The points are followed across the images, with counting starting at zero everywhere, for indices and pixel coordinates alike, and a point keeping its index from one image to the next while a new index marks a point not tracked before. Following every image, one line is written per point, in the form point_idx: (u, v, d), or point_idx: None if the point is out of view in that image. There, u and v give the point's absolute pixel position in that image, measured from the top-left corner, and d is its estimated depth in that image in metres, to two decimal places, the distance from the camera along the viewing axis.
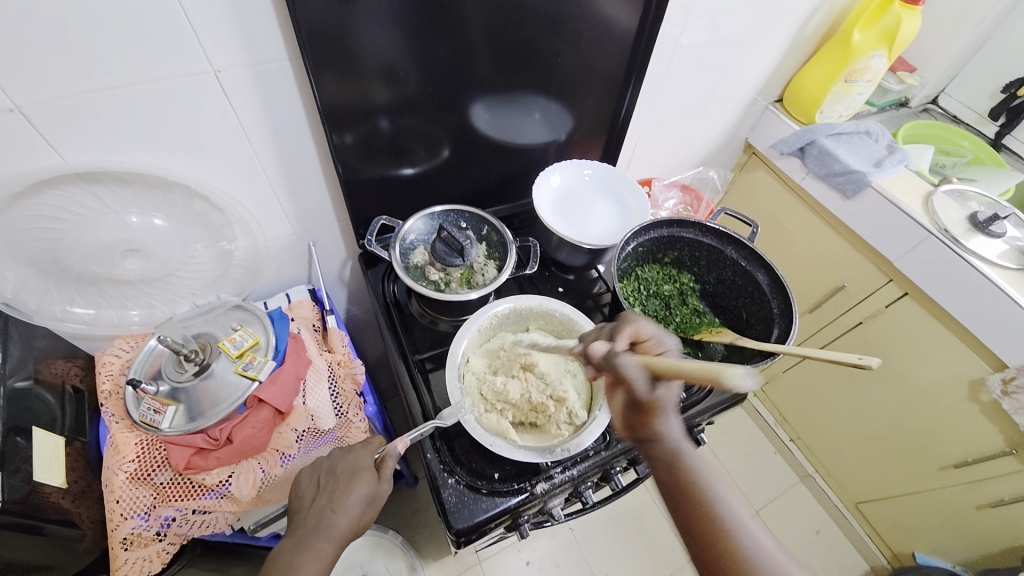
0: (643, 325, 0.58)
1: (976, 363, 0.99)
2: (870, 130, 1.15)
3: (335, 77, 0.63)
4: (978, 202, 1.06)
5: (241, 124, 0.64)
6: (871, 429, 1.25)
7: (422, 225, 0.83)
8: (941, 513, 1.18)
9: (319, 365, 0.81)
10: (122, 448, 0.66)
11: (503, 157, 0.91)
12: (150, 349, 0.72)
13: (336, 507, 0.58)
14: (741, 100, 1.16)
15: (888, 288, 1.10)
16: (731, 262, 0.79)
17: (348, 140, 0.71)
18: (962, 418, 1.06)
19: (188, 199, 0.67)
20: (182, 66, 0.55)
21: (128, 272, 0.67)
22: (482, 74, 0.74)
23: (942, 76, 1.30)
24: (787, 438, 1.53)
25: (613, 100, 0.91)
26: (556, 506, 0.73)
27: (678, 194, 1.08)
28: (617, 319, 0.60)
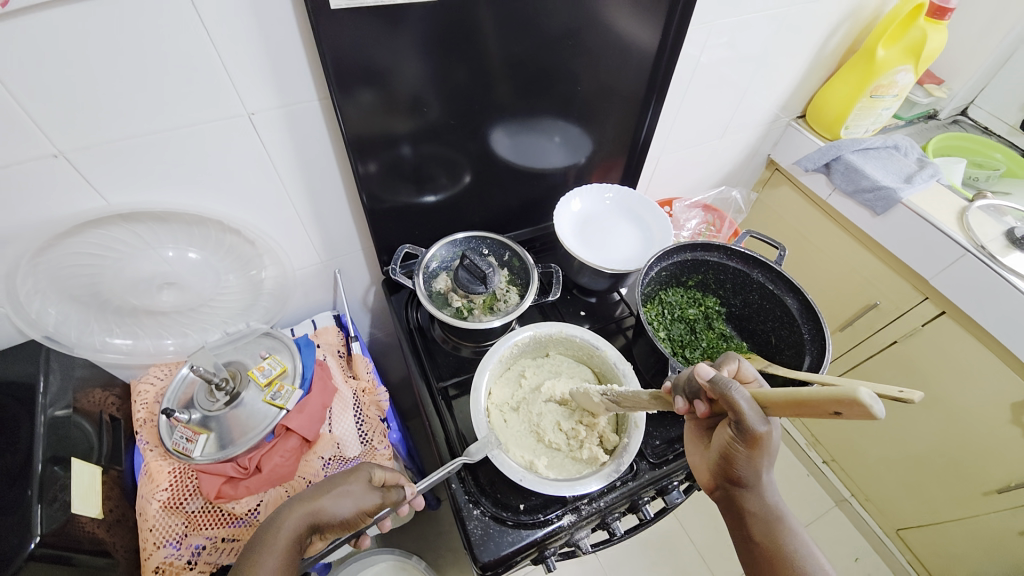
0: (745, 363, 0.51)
1: (1018, 385, 0.94)
2: (898, 145, 1.12)
3: (360, 111, 0.65)
4: (1015, 216, 1.02)
5: (271, 161, 0.66)
6: (910, 452, 1.20)
7: (445, 253, 0.84)
8: (988, 542, 1.11)
9: (345, 392, 0.82)
10: (156, 476, 0.68)
11: (524, 182, 0.91)
12: (182, 378, 0.75)
13: (323, 491, 0.61)
14: (763, 117, 1.15)
15: (923, 306, 1.06)
16: (757, 285, 0.77)
17: (372, 169, 0.73)
18: (1004, 441, 1.00)
19: (220, 233, 0.69)
20: (217, 110, 0.58)
21: (164, 304, 0.68)
22: (502, 102, 0.76)
23: (970, 88, 1.27)
24: (820, 460, 1.47)
25: (633, 123, 0.92)
26: (583, 537, 0.71)
27: (700, 214, 1.07)
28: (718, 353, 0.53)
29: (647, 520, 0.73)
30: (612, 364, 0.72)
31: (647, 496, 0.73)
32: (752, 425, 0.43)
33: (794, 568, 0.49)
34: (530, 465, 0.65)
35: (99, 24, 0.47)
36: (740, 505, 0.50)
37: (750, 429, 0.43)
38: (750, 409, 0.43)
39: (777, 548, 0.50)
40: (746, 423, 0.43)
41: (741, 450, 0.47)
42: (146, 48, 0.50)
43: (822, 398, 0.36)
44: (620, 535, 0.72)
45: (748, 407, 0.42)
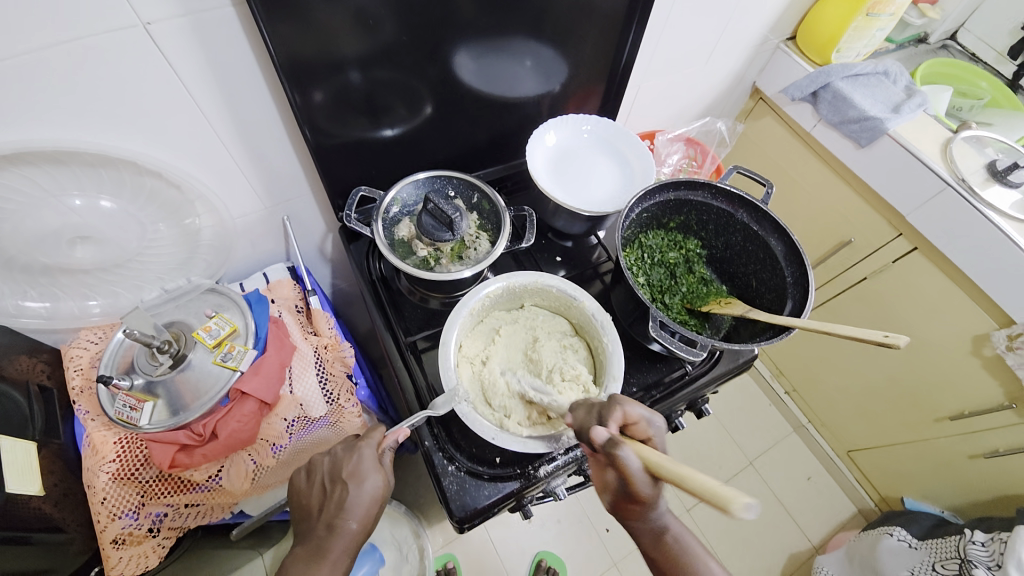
0: (631, 406, 0.53)
1: (982, 319, 0.97)
2: (888, 71, 1.06)
3: (293, 27, 0.54)
4: (996, 148, 0.99)
5: (184, 85, 0.55)
6: (869, 382, 1.25)
7: (407, 195, 0.76)
8: (934, 462, 1.21)
9: (304, 350, 0.76)
10: (101, 448, 0.63)
11: (493, 113, 0.82)
12: (118, 342, 0.67)
13: (347, 516, 0.54)
14: (751, 39, 1.06)
15: (896, 242, 1.06)
16: (741, 226, 0.73)
17: (317, 98, 0.63)
18: (960, 372, 1.06)
19: (137, 176, 0.59)
20: (104, 20, 0.46)
21: (82, 261, 0.62)
22: (465, 16, 0.65)
23: (964, 8, 1.20)
24: (782, 390, 1.54)
25: (613, 45, 0.82)
26: (559, 484, 0.71)
27: (682, 148, 1.00)
28: (606, 398, 0.55)
29: None
30: (590, 316, 0.69)
31: None
32: (639, 488, 0.47)
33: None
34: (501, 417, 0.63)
35: None
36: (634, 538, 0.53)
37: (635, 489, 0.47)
38: (636, 473, 0.46)
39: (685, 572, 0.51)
40: (636, 484, 0.47)
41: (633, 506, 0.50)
42: None
43: (701, 495, 0.38)
44: None
45: (636, 472, 0.46)
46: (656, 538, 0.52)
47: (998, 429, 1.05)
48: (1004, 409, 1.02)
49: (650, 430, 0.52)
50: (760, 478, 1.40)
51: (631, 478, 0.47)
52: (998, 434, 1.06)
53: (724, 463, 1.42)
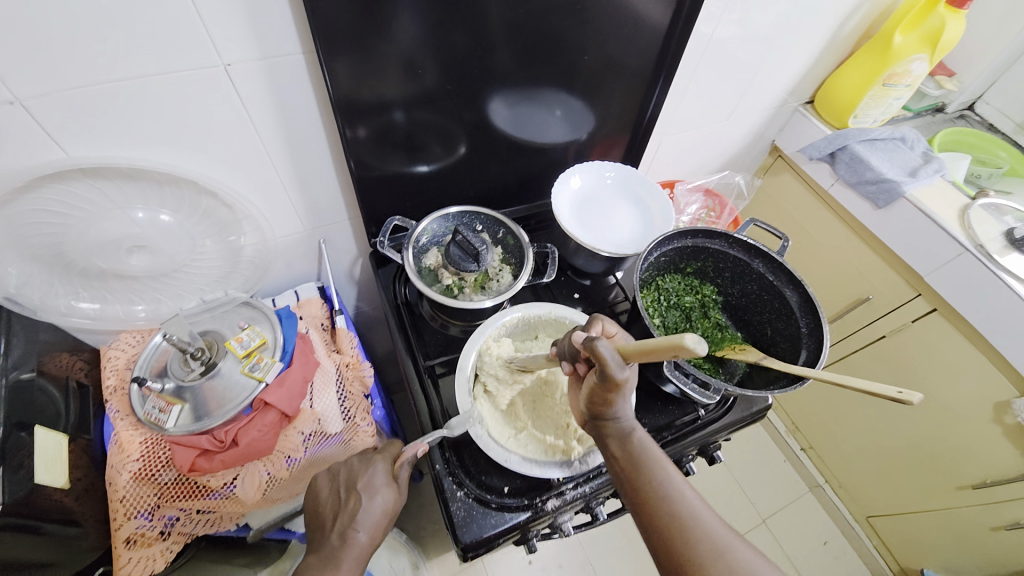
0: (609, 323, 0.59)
1: (1003, 385, 0.95)
2: (905, 137, 1.10)
3: (349, 69, 0.60)
4: (1014, 216, 1.01)
5: (251, 119, 0.61)
6: (889, 445, 1.22)
7: (437, 227, 0.80)
8: (956, 531, 1.15)
9: (327, 366, 0.79)
10: (127, 447, 0.65)
11: (522, 156, 0.87)
12: (155, 346, 0.71)
13: (358, 526, 0.56)
14: (770, 100, 1.11)
15: (915, 302, 1.06)
16: (757, 275, 0.75)
17: (362, 134, 0.68)
18: (981, 437, 1.03)
19: (195, 195, 0.65)
20: (190, 59, 0.53)
21: (134, 268, 0.66)
22: (501, 69, 0.71)
23: (982, 82, 1.24)
24: (798, 446, 1.49)
25: (638, 101, 0.87)
26: (566, 521, 0.70)
27: (701, 198, 1.04)
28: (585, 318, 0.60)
29: (631, 504, 0.73)
30: None
31: None
32: (612, 372, 0.47)
33: (663, 511, 0.47)
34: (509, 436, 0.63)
35: None
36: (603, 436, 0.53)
37: (610, 374, 0.47)
38: (611, 360, 0.47)
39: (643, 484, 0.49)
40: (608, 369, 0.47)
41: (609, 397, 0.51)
42: None
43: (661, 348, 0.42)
44: (603, 518, 0.72)
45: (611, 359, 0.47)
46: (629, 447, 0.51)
47: (1020, 500, 1.01)
48: None
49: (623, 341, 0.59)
50: (772, 536, 1.36)
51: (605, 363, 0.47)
52: (1019, 505, 1.01)
53: (735, 520, 1.37)
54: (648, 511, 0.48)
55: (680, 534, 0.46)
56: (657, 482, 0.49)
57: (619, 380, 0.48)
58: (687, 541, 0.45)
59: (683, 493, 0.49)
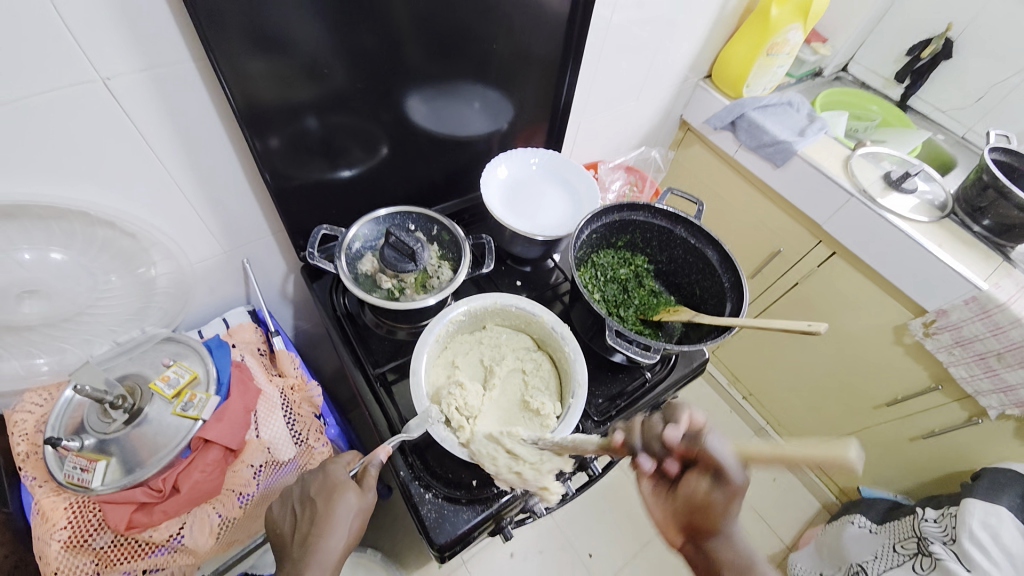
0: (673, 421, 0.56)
1: (899, 310, 1.08)
2: (791, 101, 1.20)
3: (250, 75, 0.57)
4: (889, 161, 1.15)
5: (141, 134, 0.56)
6: (814, 381, 1.36)
7: (368, 231, 0.78)
8: (881, 448, 1.30)
9: (270, 392, 0.75)
10: (50, 515, 0.59)
11: (446, 151, 0.87)
12: (66, 400, 0.64)
13: (322, 533, 0.54)
14: (673, 77, 1.18)
15: (818, 249, 1.18)
16: (681, 241, 0.80)
17: (274, 144, 0.65)
18: (886, 359, 1.16)
19: (91, 227, 0.59)
20: (61, 75, 0.47)
21: (28, 316, 0.59)
22: (413, 65, 0.70)
23: (850, 45, 1.40)
24: (740, 396, 1.63)
25: (552, 86, 0.90)
26: (536, 502, 0.72)
27: (623, 175, 1.09)
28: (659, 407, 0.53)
29: (596, 475, 0.75)
30: (550, 329, 0.72)
31: (595, 453, 0.74)
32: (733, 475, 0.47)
33: None
34: (464, 417, 0.64)
35: None
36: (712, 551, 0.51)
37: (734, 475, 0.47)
38: (732, 457, 0.47)
39: None
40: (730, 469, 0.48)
41: (720, 506, 0.50)
42: None
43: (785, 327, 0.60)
44: (573, 493, 0.74)
45: (729, 453, 0.47)
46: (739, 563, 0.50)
47: (928, 409, 1.15)
48: (932, 390, 1.12)
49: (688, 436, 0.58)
50: None
51: (726, 461, 0.48)
52: (928, 414, 1.16)
53: None
54: None
55: None
56: None
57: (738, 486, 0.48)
58: None
59: None
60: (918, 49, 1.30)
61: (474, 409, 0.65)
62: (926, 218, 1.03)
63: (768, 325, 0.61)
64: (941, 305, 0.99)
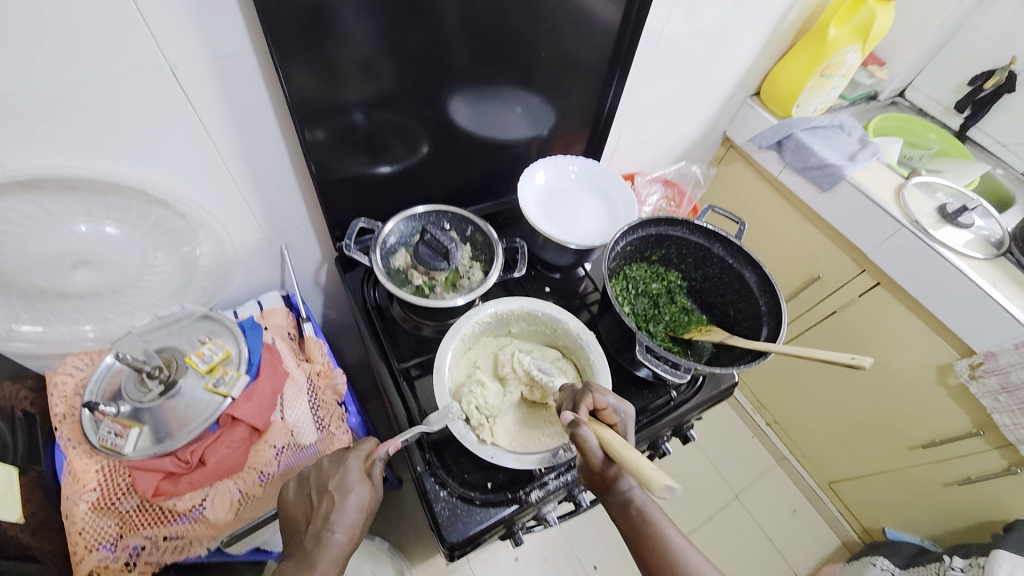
0: (601, 393, 0.59)
1: (944, 350, 1.03)
2: (843, 124, 1.16)
3: (305, 70, 0.59)
4: (945, 193, 1.09)
5: (200, 121, 0.58)
6: (846, 416, 1.30)
7: (403, 226, 0.79)
8: (912, 491, 1.24)
9: (297, 376, 0.76)
10: (82, 476, 0.61)
11: (485, 153, 0.87)
12: (106, 367, 0.67)
13: (334, 527, 0.54)
14: (720, 93, 1.16)
15: (860, 278, 1.13)
16: (718, 260, 0.78)
17: (320, 137, 0.67)
18: (926, 399, 1.10)
19: (145, 205, 0.61)
20: (132, 61, 0.50)
21: (78, 285, 0.62)
22: (460, 67, 0.71)
23: (910, 70, 1.34)
24: (764, 422, 1.57)
25: (596, 95, 0.89)
26: (550, 510, 0.71)
27: (661, 189, 1.07)
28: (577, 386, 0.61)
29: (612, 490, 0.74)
30: (575, 336, 0.72)
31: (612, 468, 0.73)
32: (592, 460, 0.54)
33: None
34: (485, 417, 0.64)
35: None
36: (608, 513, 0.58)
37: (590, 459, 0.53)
38: (591, 444, 0.53)
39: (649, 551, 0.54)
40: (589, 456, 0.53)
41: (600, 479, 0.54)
42: None
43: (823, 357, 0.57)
44: (586, 505, 0.73)
45: (590, 446, 0.53)
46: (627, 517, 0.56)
47: (968, 456, 1.09)
48: (974, 436, 1.06)
49: (616, 415, 0.58)
50: (746, 511, 1.42)
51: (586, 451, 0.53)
52: (967, 461, 1.09)
53: (709, 498, 1.43)
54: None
55: None
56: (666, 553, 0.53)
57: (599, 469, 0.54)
58: None
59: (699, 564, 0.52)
60: (981, 80, 1.24)
61: (494, 409, 0.64)
62: (980, 256, 0.98)
63: (807, 353, 0.59)
64: (990, 348, 0.94)
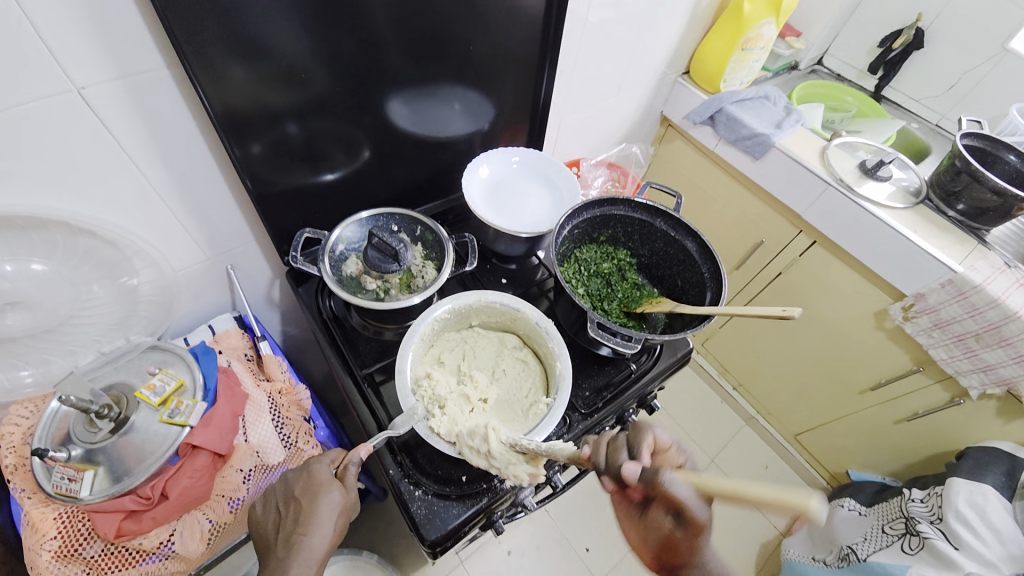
0: (659, 432, 0.50)
1: (880, 296, 1.10)
2: (768, 94, 1.22)
3: (228, 82, 0.57)
4: (865, 150, 1.17)
5: (118, 141, 0.56)
6: (801, 369, 1.37)
7: (352, 233, 0.79)
8: (867, 432, 1.32)
9: (258, 397, 0.75)
10: (40, 525, 0.59)
11: (428, 153, 0.88)
12: (53, 412, 0.64)
13: (305, 530, 0.54)
14: (652, 74, 1.20)
15: (799, 238, 1.20)
16: (662, 234, 0.82)
17: (255, 150, 0.65)
18: (871, 345, 1.18)
19: (71, 236, 0.59)
20: (34, 85, 0.47)
21: (12, 328, 0.58)
22: (393, 68, 0.71)
23: (824, 39, 1.43)
24: (730, 386, 1.64)
25: (531, 85, 0.91)
26: (527, 496, 0.72)
27: (605, 172, 1.10)
28: (628, 427, 0.51)
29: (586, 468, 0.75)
30: (534, 324, 0.73)
31: (583, 445, 0.75)
32: (694, 514, 0.40)
33: None
34: (435, 406, 0.64)
35: None
36: None
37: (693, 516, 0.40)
38: (689, 498, 0.40)
39: None
40: (690, 510, 0.40)
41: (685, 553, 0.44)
42: None
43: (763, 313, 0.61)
44: (562, 485, 0.74)
45: (687, 498, 0.40)
46: None
47: (909, 392, 1.18)
48: (915, 372, 1.14)
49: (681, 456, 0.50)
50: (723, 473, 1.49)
51: (682, 504, 0.40)
52: (909, 397, 1.18)
53: None
54: None
55: None
56: None
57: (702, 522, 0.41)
58: None
59: None
60: (890, 41, 1.32)
61: (442, 397, 0.65)
62: (903, 206, 1.05)
63: (745, 312, 0.63)
64: (918, 290, 1.01)
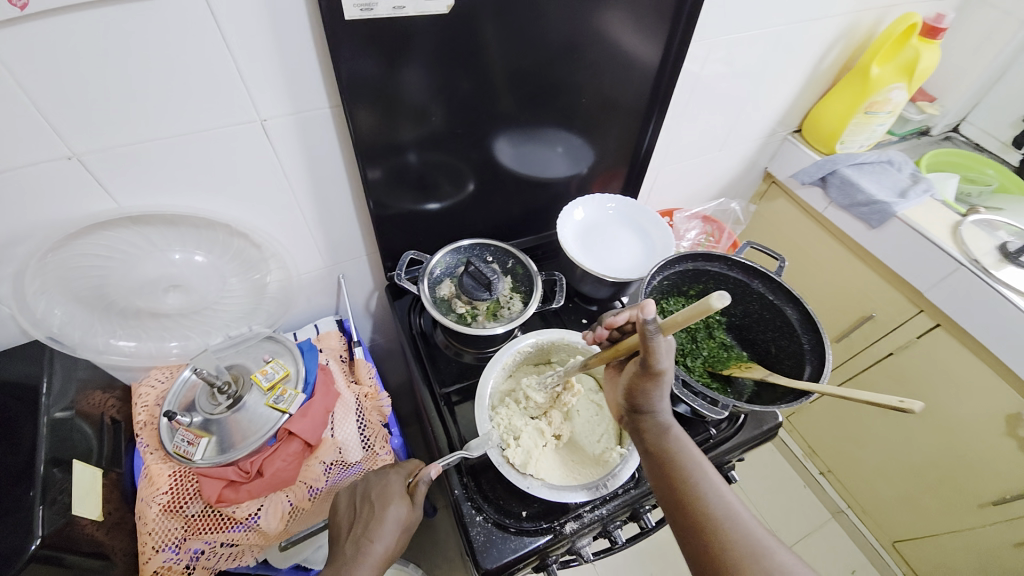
0: None
1: (1017, 399, 0.95)
2: (892, 160, 1.14)
3: (370, 118, 0.66)
4: (1007, 232, 1.03)
5: (280, 163, 0.66)
6: (907, 462, 1.21)
7: (449, 259, 0.84)
8: (984, 555, 1.12)
9: (347, 397, 0.82)
10: (156, 479, 0.68)
11: (527, 190, 0.92)
12: (184, 380, 0.75)
13: (372, 536, 0.58)
14: (760, 130, 1.17)
15: (918, 319, 1.08)
16: (758, 296, 0.79)
17: (377, 175, 0.74)
18: (1001, 454, 1.02)
19: (228, 237, 0.70)
20: (230, 114, 0.59)
21: (168, 306, 0.69)
22: (506, 112, 0.77)
23: (964, 103, 1.29)
24: (816, 471, 1.48)
25: (634, 135, 0.93)
26: (585, 545, 0.71)
27: (699, 225, 1.08)
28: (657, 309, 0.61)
29: (649, 529, 0.72)
30: None
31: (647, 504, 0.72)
32: (653, 359, 0.50)
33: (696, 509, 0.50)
34: (511, 436, 0.67)
35: (128, 40, 0.49)
36: (639, 427, 0.57)
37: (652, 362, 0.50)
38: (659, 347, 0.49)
39: (683, 489, 0.51)
40: (652, 355, 0.50)
41: (642, 385, 0.54)
42: (169, 64, 0.52)
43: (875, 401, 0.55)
44: (621, 543, 0.72)
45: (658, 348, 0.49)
46: (660, 439, 0.55)
47: None
48: None
49: None
50: None
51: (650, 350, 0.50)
52: None
53: None
54: (683, 510, 0.50)
55: (710, 530, 0.48)
56: (696, 489, 0.51)
57: (659, 369, 0.51)
58: (717, 530, 0.48)
59: (725, 501, 0.50)
60: None
61: (518, 428, 0.68)
62: None
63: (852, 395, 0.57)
64: None
